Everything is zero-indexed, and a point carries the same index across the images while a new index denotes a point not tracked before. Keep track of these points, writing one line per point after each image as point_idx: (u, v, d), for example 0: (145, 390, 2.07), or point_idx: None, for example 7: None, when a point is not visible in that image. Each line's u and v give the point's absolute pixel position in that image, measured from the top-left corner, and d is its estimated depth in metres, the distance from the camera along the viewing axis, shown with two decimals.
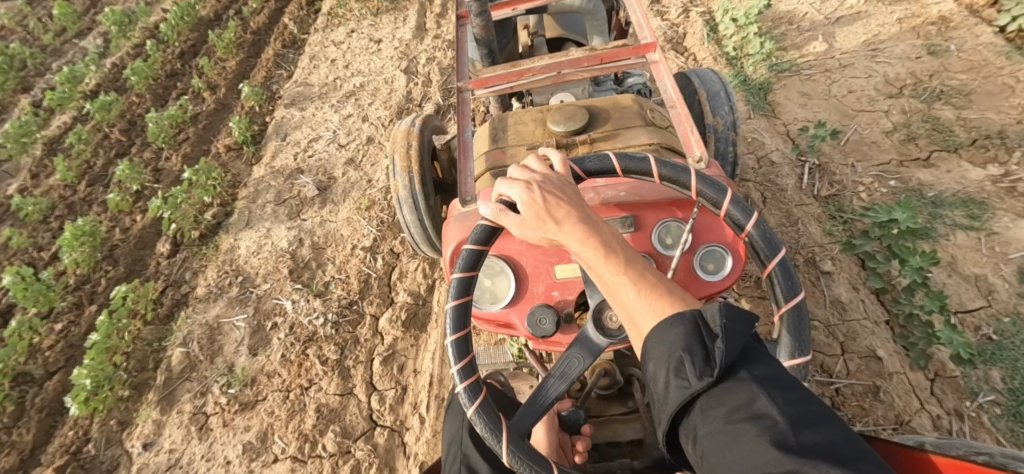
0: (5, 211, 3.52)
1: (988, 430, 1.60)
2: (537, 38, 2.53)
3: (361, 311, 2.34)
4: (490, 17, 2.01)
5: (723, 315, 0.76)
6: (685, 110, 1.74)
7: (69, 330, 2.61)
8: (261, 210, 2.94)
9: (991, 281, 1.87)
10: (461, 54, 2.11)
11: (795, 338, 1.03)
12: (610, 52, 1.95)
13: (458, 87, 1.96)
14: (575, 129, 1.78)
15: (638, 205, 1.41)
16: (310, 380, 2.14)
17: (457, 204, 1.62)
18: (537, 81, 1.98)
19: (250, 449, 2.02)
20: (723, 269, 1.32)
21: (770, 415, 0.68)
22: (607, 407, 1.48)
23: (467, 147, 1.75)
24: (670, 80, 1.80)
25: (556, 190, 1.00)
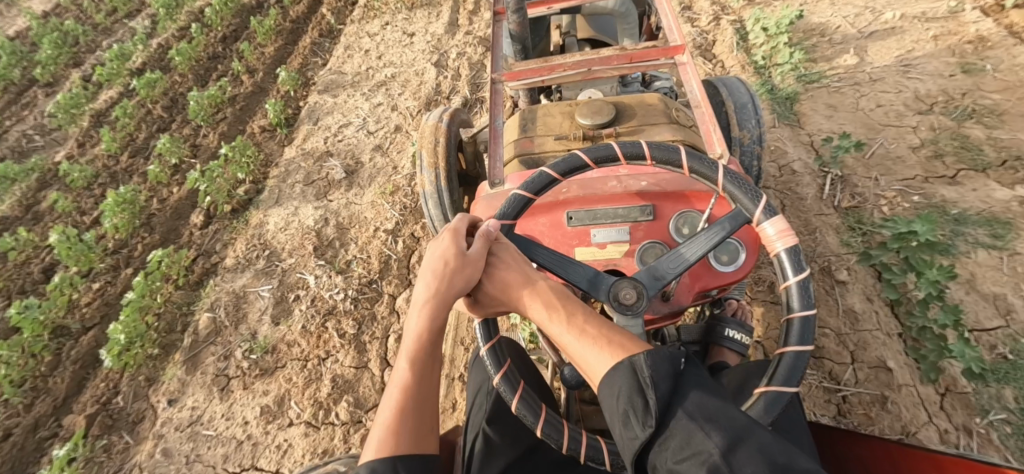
0: (53, 176, 3.73)
1: (996, 447, 1.59)
2: (569, 38, 2.63)
3: (380, 290, 2.42)
4: (526, 14, 2.11)
5: (650, 367, 0.89)
6: (709, 111, 1.77)
7: (106, 289, 2.77)
8: (290, 190, 3.05)
9: (1010, 301, 1.84)
10: (496, 50, 2.15)
11: (748, 192, 1.17)
12: (639, 51, 1.99)
13: (491, 79, 2.04)
14: (602, 122, 1.83)
15: (659, 196, 1.44)
16: (327, 352, 2.23)
17: (486, 187, 1.71)
18: (568, 76, 2.03)
19: (268, 412, 2.11)
20: (737, 261, 1.35)
21: (706, 448, 0.78)
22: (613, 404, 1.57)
23: (497, 134, 1.81)
24: (697, 81, 1.83)
25: (506, 261, 1.20)
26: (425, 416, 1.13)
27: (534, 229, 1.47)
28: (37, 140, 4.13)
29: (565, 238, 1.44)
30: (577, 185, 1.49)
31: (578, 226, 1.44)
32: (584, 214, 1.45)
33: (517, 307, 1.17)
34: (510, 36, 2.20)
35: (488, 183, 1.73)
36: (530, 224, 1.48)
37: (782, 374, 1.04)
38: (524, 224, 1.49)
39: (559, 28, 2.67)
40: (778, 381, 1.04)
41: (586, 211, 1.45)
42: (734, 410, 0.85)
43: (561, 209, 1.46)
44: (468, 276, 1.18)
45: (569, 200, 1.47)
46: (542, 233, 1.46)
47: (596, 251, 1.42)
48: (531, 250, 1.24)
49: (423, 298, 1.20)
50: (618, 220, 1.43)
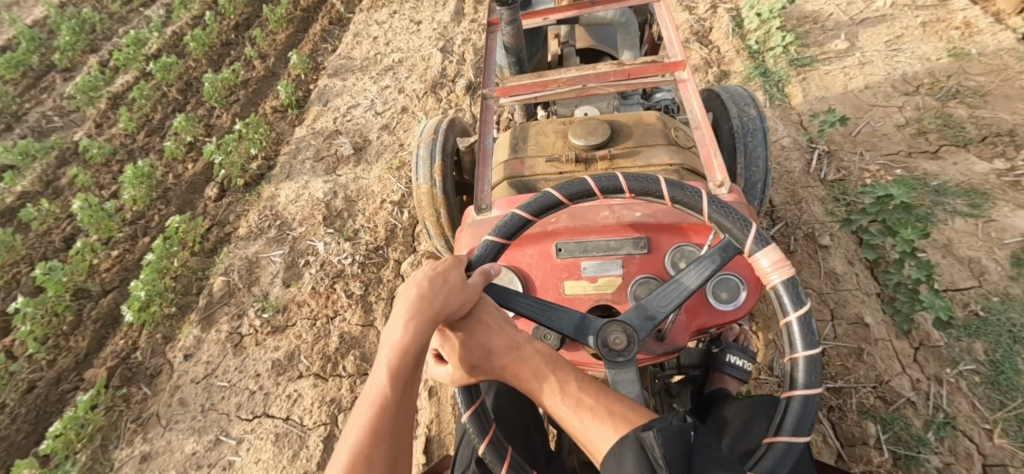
0: (73, 154, 3.88)
1: (965, 394, 1.68)
2: (567, 48, 2.71)
3: (385, 255, 2.53)
4: (520, 25, 2.10)
5: (661, 444, 0.76)
6: (709, 133, 1.77)
7: (124, 257, 2.91)
8: (301, 165, 3.18)
9: (984, 264, 1.93)
10: (489, 65, 2.24)
11: (732, 219, 1.07)
12: (637, 68, 2.03)
13: (482, 94, 2.10)
14: (596, 143, 1.85)
15: (653, 227, 1.37)
16: (335, 311, 2.35)
17: (473, 212, 1.73)
18: (562, 92, 2.07)
19: (279, 365, 2.23)
20: (738, 299, 1.27)
21: None
22: None
23: (486, 153, 1.86)
24: (697, 102, 1.85)
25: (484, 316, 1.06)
26: (402, 452, 0.93)
27: (521, 261, 1.39)
28: (57, 121, 4.28)
29: (554, 271, 1.36)
30: (566, 215, 1.41)
31: (568, 258, 1.36)
32: (574, 245, 1.37)
33: (501, 372, 1.04)
34: (505, 47, 2.19)
35: (474, 208, 1.74)
36: (517, 255, 1.40)
37: (791, 423, 0.92)
38: (511, 255, 1.40)
39: (558, 37, 2.73)
40: (787, 431, 0.91)
41: (576, 242, 1.37)
42: None
43: (550, 240, 1.38)
44: (463, 300, 1.01)
45: (558, 231, 1.39)
46: (530, 265, 1.38)
47: (586, 285, 1.34)
48: (511, 299, 1.12)
49: (405, 309, 0.97)
50: (609, 253, 1.35)
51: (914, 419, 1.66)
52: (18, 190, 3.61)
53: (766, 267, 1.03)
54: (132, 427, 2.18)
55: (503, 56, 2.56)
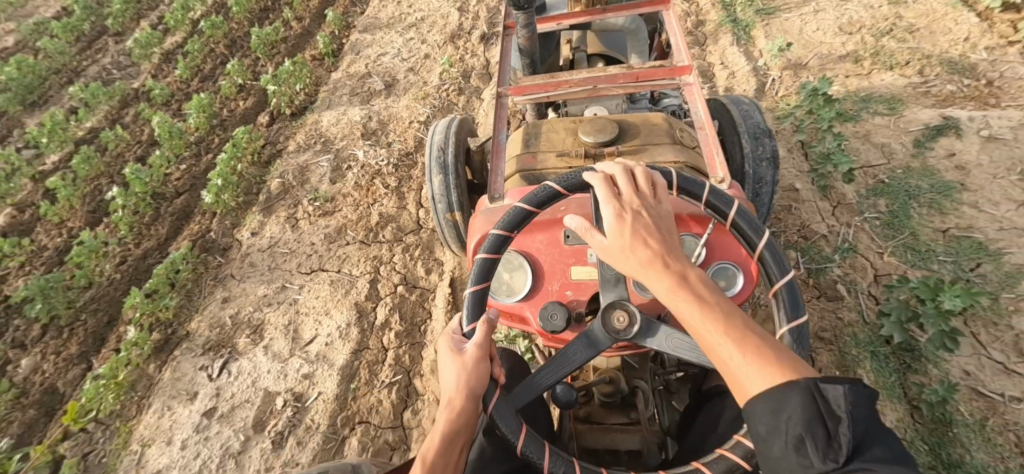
0: (135, 99, 4.43)
1: (867, 231, 2.17)
2: (579, 53, 2.78)
3: (415, 160, 3.08)
4: (535, 29, 2.21)
5: (848, 398, 0.77)
6: (712, 133, 1.86)
7: (192, 169, 3.46)
8: (339, 99, 3.72)
9: (893, 147, 2.43)
10: (505, 66, 2.31)
11: (749, 221, 1.18)
12: (645, 71, 2.14)
13: (498, 92, 2.18)
14: (605, 141, 1.89)
15: None
16: (375, 198, 2.89)
17: (486, 200, 1.78)
18: (574, 92, 2.18)
19: (330, 236, 2.77)
20: (733, 287, 1.35)
21: (839, 434, 0.74)
22: (607, 416, 1.53)
23: (501, 148, 1.92)
24: (701, 104, 1.95)
25: (639, 221, 1.03)
26: None
27: (531, 246, 1.49)
28: (116, 73, 4.84)
29: (562, 257, 1.47)
30: (575, 202, 1.52)
31: (575, 245, 1.47)
32: (581, 232, 1.48)
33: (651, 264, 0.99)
34: (519, 50, 2.32)
35: (488, 198, 1.81)
36: (528, 241, 1.50)
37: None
38: (522, 241, 1.51)
39: (569, 43, 2.86)
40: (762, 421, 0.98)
41: None
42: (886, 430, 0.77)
43: (559, 227, 1.49)
44: (477, 372, 1.14)
45: (568, 218, 1.50)
46: (539, 250, 1.49)
47: (591, 271, 1.44)
48: (535, 383, 1.18)
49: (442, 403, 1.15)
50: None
51: (826, 247, 2.17)
52: (88, 126, 4.15)
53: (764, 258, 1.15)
54: (212, 283, 2.72)
55: (517, 58, 2.74)
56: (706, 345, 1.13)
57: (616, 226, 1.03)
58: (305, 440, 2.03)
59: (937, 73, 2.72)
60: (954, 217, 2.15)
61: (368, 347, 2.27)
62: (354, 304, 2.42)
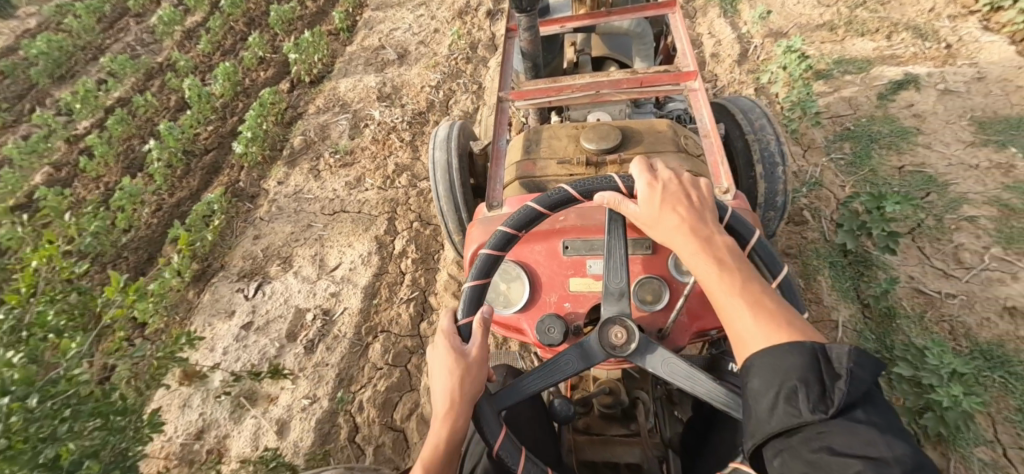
0: (160, 71, 4.71)
1: (832, 169, 2.45)
2: (583, 56, 2.70)
3: (427, 119, 3.36)
4: (537, 32, 2.14)
5: (852, 357, 0.78)
6: (718, 141, 1.78)
7: (218, 129, 3.74)
8: (355, 68, 4.00)
9: (859, 100, 2.70)
10: (505, 70, 2.21)
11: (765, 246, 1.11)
12: (650, 76, 2.02)
13: (498, 97, 2.07)
14: (608, 148, 1.83)
15: None
16: (391, 151, 3.18)
17: (484, 209, 1.71)
18: (577, 98, 2.04)
19: (351, 184, 3.06)
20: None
21: (832, 393, 0.76)
22: (607, 427, 1.45)
23: (500, 155, 1.86)
24: (707, 111, 1.86)
25: (670, 192, 1.07)
26: None
27: (529, 257, 1.44)
28: (140, 50, 5.11)
29: (561, 268, 1.42)
30: (574, 214, 1.46)
31: (575, 256, 1.42)
32: (580, 243, 1.43)
33: (678, 229, 1.03)
34: (521, 53, 2.26)
35: (486, 205, 1.73)
36: (525, 252, 1.45)
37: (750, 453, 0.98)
38: (519, 251, 1.45)
39: (573, 45, 2.77)
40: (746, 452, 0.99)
41: (583, 241, 1.43)
42: (887, 404, 0.79)
43: (558, 238, 1.43)
44: (480, 375, 1.06)
45: (566, 228, 1.44)
46: (537, 262, 1.43)
47: (590, 282, 1.40)
48: (522, 390, 1.11)
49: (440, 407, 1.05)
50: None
51: (795, 182, 2.44)
52: (117, 95, 4.42)
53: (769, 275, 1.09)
54: (243, 224, 3.00)
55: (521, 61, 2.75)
56: (701, 377, 1.06)
57: (646, 195, 1.07)
58: (333, 344, 2.30)
59: (903, 37, 2.99)
60: (909, 156, 2.41)
61: (387, 271, 2.55)
62: (374, 238, 2.69)
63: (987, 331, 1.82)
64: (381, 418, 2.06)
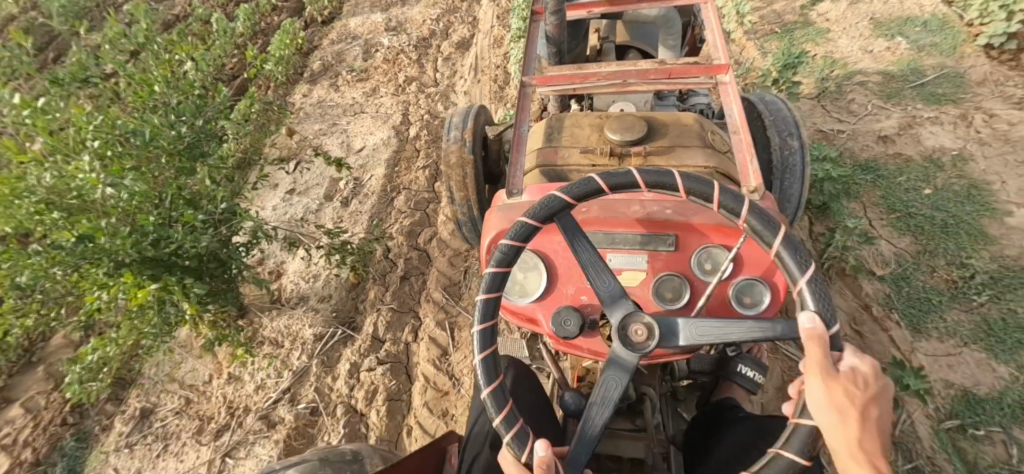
0: (177, 22, 5.15)
1: (759, 58, 3.06)
2: (607, 43, 2.74)
3: (431, 44, 3.90)
4: (564, 16, 2.11)
5: None
6: (747, 137, 1.66)
7: (242, 61, 4.22)
8: (362, 9, 4.52)
9: (786, 11, 3.32)
10: (529, 52, 2.06)
11: (824, 305, 0.97)
12: (680, 67, 1.90)
13: (521, 82, 1.96)
14: (631, 139, 1.73)
15: (684, 224, 1.33)
16: (400, 68, 3.72)
17: (503, 196, 1.62)
18: (601, 86, 1.91)
19: (367, 93, 3.59)
20: (759, 305, 1.25)
21: None
22: (614, 421, 1.58)
23: (522, 141, 1.72)
24: (738, 104, 1.73)
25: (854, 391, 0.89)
26: None
27: (548, 247, 1.38)
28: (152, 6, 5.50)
29: None
30: (597, 205, 1.37)
31: (595, 249, 1.35)
32: (602, 236, 1.35)
33: (842, 412, 0.88)
34: (546, 38, 2.21)
35: (506, 192, 1.63)
36: (546, 241, 1.39)
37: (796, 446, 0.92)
38: (540, 240, 1.39)
39: (598, 32, 2.78)
40: (793, 446, 0.92)
41: (604, 234, 1.35)
42: None
43: None
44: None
45: (590, 220, 1.36)
46: (556, 252, 1.38)
47: None
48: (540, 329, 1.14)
49: None
50: (637, 247, 1.34)
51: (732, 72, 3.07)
52: None
53: (801, 294, 1.00)
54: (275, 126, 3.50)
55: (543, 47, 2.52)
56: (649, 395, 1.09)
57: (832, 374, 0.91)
58: (365, 199, 2.84)
59: None
60: (822, 46, 3.02)
61: (406, 150, 3.10)
62: (391, 128, 3.23)
63: (866, 152, 2.45)
64: (408, 242, 2.61)
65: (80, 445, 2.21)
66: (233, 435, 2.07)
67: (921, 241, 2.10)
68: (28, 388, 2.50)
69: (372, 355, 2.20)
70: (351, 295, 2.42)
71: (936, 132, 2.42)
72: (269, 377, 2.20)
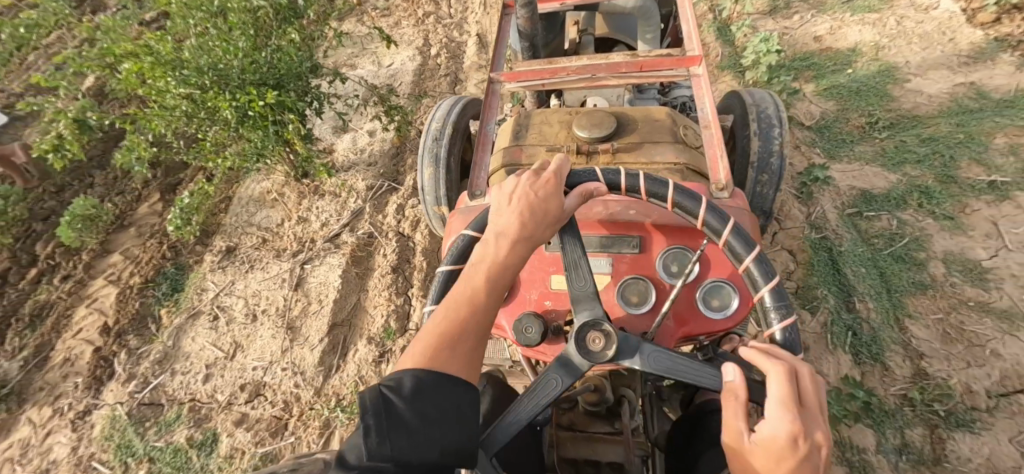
0: None
1: None
2: (586, 36, 2.60)
3: None
4: (535, 9, 2.10)
5: None
6: (718, 132, 1.67)
7: None
8: None
9: None
10: (498, 52, 2.15)
11: (778, 300, 0.99)
12: (651, 59, 1.94)
13: (489, 78, 2.03)
14: (599, 136, 1.81)
15: (648, 227, 1.39)
16: (418, 4, 4.24)
17: (467, 197, 1.71)
18: (571, 80, 2.00)
19: (391, 24, 4.12)
20: (727, 308, 1.26)
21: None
22: (590, 424, 1.41)
23: (487, 139, 1.85)
24: (709, 100, 1.73)
25: (779, 450, 0.77)
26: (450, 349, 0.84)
27: None
28: None
29: (544, 266, 1.41)
30: None
31: (556, 252, 1.42)
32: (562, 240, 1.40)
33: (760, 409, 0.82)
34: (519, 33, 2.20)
35: (470, 194, 1.73)
36: None
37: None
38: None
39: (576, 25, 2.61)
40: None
41: None
42: None
43: None
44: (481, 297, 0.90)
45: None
46: None
47: None
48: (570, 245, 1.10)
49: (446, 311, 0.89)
50: (598, 250, 1.39)
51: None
52: None
53: (768, 316, 1.00)
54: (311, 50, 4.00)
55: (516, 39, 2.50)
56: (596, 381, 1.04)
57: (780, 409, 0.79)
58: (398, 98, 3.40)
59: None
60: None
61: (430, 65, 3.66)
62: (415, 49, 3.79)
63: (804, 48, 3.08)
64: None
65: (179, 271, 2.75)
66: (307, 253, 2.63)
67: (841, 104, 2.73)
68: (124, 243, 3.02)
69: (413, 198, 2.78)
70: (394, 163, 2.98)
71: (862, 30, 3.05)
72: (331, 218, 2.76)
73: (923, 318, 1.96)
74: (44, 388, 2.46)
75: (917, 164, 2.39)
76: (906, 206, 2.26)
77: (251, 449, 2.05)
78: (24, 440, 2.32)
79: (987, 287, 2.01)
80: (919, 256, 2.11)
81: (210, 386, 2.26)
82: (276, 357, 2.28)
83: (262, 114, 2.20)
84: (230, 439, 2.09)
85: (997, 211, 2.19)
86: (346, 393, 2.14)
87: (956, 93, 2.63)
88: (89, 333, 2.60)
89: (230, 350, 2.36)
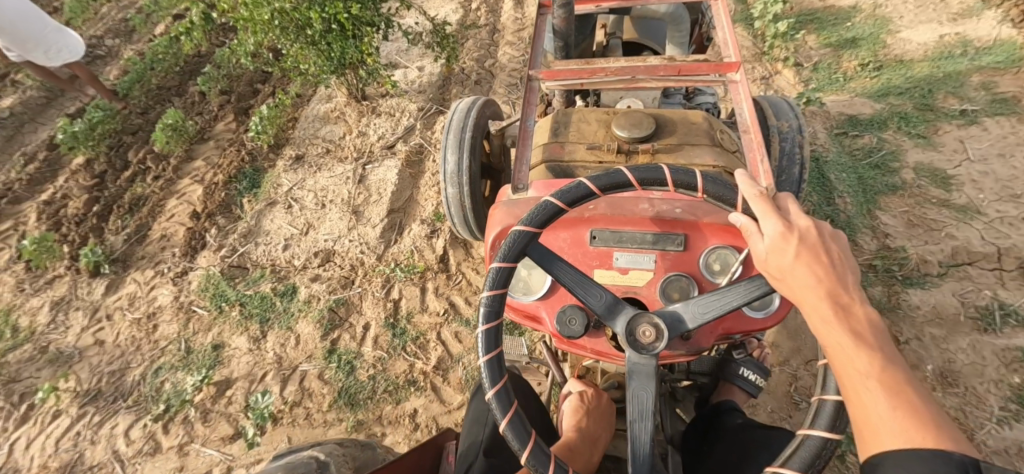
0: None
1: None
2: (614, 39, 2.63)
3: None
4: (572, 9, 2.11)
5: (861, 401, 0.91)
6: (757, 137, 1.68)
7: None
8: None
9: None
10: (535, 46, 2.09)
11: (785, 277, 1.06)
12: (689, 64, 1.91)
13: (527, 75, 1.94)
14: (639, 136, 1.79)
15: (693, 225, 1.31)
16: None
17: (509, 191, 1.64)
18: (610, 82, 1.94)
19: None
20: (769, 307, 1.29)
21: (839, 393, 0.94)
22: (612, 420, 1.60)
23: (528, 135, 1.75)
24: (748, 103, 1.74)
25: (803, 271, 0.90)
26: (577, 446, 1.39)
27: (553, 244, 1.35)
28: None
29: (586, 259, 1.33)
30: (605, 204, 1.37)
31: (602, 247, 1.32)
32: (609, 234, 1.33)
33: (800, 270, 0.91)
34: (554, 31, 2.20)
35: (511, 188, 1.67)
36: (550, 238, 1.35)
37: (802, 458, 0.91)
38: (544, 237, 1.36)
39: (604, 27, 2.68)
40: (820, 424, 0.92)
41: (612, 232, 1.33)
42: None
43: (586, 227, 1.34)
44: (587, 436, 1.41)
45: (596, 218, 1.34)
46: (561, 250, 1.34)
47: (616, 276, 1.30)
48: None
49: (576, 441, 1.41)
50: (646, 246, 1.30)
51: None
52: None
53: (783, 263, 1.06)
54: None
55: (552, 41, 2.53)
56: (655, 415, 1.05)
57: (782, 239, 0.93)
58: None
59: None
60: None
61: (473, 14, 4.08)
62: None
63: (809, 6, 3.45)
64: (477, 65, 3.65)
65: (257, 172, 3.19)
66: (368, 158, 3.07)
67: (836, 52, 3.11)
68: (205, 152, 3.48)
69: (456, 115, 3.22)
70: (440, 93, 3.43)
71: None
72: (388, 133, 3.20)
73: (891, 210, 2.34)
74: (145, 257, 2.92)
75: (899, 96, 2.76)
76: (886, 128, 2.62)
77: (325, 296, 2.48)
78: (131, 293, 2.76)
79: (949, 189, 2.37)
80: (893, 165, 2.48)
81: (288, 253, 2.70)
82: (344, 232, 2.72)
83: (345, 27, 2.76)
84: (308, 289, 2.53)
85: (965, 133, 2.55)
86: (403, 258, 2.58)
87: (942, 42, 2.98)
88: (180, 217, 3.07)
89: (304, 228, 2.80)
